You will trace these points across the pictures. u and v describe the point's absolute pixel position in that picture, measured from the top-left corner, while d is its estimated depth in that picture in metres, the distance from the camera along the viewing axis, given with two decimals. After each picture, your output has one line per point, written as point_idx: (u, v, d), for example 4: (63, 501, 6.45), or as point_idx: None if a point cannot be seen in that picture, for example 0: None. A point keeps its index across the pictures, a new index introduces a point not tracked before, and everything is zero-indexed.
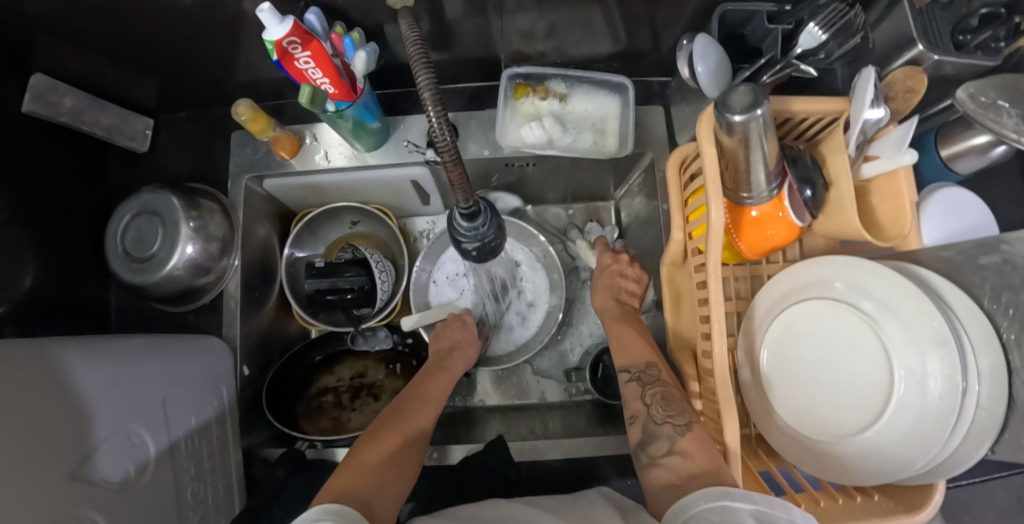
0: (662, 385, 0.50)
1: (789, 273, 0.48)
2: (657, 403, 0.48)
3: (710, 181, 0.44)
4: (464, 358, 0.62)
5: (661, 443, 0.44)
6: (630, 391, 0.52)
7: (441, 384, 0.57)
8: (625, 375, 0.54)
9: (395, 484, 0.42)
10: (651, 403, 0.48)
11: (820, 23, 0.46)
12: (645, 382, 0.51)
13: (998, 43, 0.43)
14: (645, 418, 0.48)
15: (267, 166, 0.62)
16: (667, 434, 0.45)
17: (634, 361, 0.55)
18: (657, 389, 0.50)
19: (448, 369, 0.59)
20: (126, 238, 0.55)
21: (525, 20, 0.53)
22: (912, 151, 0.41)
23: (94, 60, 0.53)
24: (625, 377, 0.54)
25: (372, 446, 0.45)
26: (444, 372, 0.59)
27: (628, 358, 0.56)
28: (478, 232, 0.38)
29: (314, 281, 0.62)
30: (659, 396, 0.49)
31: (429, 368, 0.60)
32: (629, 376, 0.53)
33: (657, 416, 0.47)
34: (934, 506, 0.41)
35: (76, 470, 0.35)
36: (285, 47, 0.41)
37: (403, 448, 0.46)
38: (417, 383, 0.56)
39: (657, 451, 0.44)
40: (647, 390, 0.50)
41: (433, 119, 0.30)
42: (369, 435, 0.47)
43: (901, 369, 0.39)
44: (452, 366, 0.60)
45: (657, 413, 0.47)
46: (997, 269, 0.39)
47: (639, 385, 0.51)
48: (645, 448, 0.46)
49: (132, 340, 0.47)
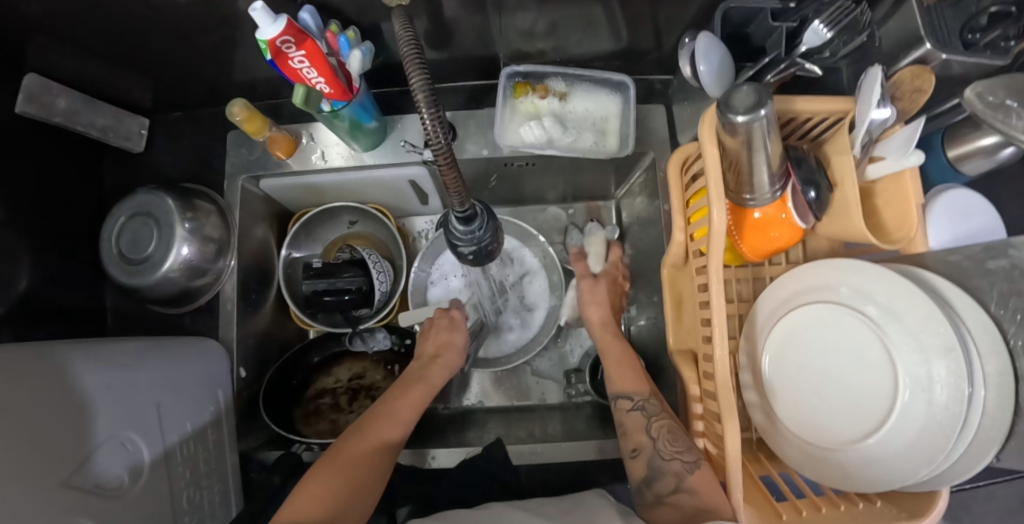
0: (666, 417, 0.51)
1: (793, 276, 0.47)
2: (664, 437, 0.48)
3: (713, 182, 0.43)
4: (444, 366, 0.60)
5: (667, 480, 0.45)
6: (634, 422, 0.52)
7: (415, 398, 0.55)
8: (626, 402, 0.54)
9: (349, 521, 0.40)
10: (658, 436, 0.49)
11: (824, 22, 0.44)
12: (649, 413, 0.51)
13: (1008, 42, 0.42)
14: (651, 453, 0.48)
15: (263, 166, 0.61)
16: (675, 470, 0.45)
17: (637, 389, 0.55)
18: (663, 422, 0.50)
19: (426, 380, 0.57)
20: (120, 240, 0.54)
21: (524, 19, 0.52)
22: (919, 152, 0.40)
23: (87, 60, 0.53)
24: (628, 404, 0.54)
25: (333, 474, 0.43)
26: (420, 385, 0.56)
27: (630, 383, 0.56)
28: (474, 236, 0.37)
29: (312, 282, 0.62)
30: (666, 430, 0.49)
31: (405, 379, 0.57)
32: (632, 404, 0.53)
33: (664, 451, 0.47)
34: (938, 513, 0.40)
35: (70, 478, 0.34)
36: (279, 47, 0.40)
37: (365, 478, 0.44)
38: (393, 395, 0.55)
39: (664, 488, 0.45)
40: (653, 422, 0.50)
41: (427, 119, 0.29)
42: (330, 458, 0.45)
43: (906, 377, 0.39)
44: (430, 376, 0.58)
45: (664, 447, 0.47)
46: (1005, 274, 0.38)
47: (644, 416, 0.52)
48: (650, 485, 0.47)
49: (128, 343, 0.46)
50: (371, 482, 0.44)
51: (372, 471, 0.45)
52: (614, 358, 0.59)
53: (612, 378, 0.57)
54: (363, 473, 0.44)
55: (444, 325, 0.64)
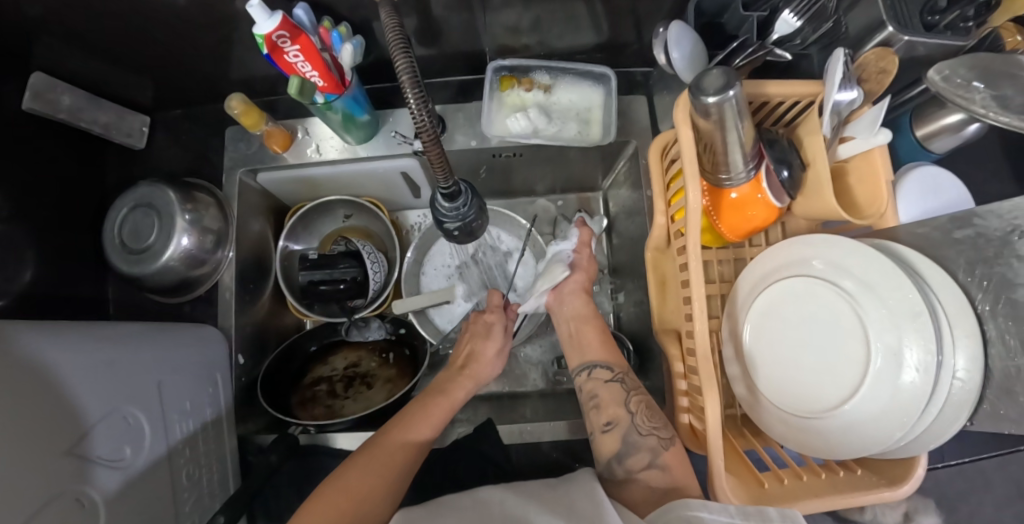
0: (641, 393, 0.50)
1: (770, 253, 0.48)
2: (642, 413, 0.48)
3: (687, 163, 0.44)
4: (469, 382, 0.56)
5: (641, 455, 0.45)
6: (611, 393, 0.50)
7: (436, 418, 0.51)
8: (604, 373, 0.52)
9: None
10: (636, 411, 0.48)
11: (795, 11, 0.46)
12: (627, 387, 0.51)
13: (967, 23, 0.44)
14: (627, 427, 0.47)
15: (261, 160, 0.64)
16: (651, 446, 0.46)
17: (616, 360, 0.53)
18: (640, 397, 0.50)
19: (450, 397, 0.54)
20: (122, 231, 0.57)
21: (509, 15, 0.54)
22: (886, 131, 0.42)
23: (92, 60, 0.56)
24: (606, 375, 0.52)
25: (342, 497, 0.41)
26: (446, 403, 0.53)
27: (608, 354, 0.54)
28: (459, 212, 0.39)
29: (308, 272, 0.64)
30: (644, 406, 0.49)
31: (428, 393, 0.54)
32: (610, 375, 0.52)
33: (642, 427, 0.47)
34: (916, 479, 0.41)
35: (73, 447, 0.36)
36: (275, 41, 0.42)
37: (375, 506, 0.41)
38: (415, 409, 0.51)
39: (636, 464, 0.45)
40: (631, 396, 0.50)
41: (414, 109, 0.31)
42: (341, 477, 0.43)
43: (878, 343, 0.39)
44: (456, 394, 0.54)
45: (642, 423, 0.47)
46: (971, 243, 0.39)
47: (622, 388, 0.50)
48: (622, 460, 0.46)
49: (128, 328, 0.48)
50: (379, 509, 0.42)
51: (382, 497, 0.42)
52: (593, 328, 0.57)
53: (590, 348, 0.55)
54: (373, 498, 0.42)
55: (481, 331, 0.60)
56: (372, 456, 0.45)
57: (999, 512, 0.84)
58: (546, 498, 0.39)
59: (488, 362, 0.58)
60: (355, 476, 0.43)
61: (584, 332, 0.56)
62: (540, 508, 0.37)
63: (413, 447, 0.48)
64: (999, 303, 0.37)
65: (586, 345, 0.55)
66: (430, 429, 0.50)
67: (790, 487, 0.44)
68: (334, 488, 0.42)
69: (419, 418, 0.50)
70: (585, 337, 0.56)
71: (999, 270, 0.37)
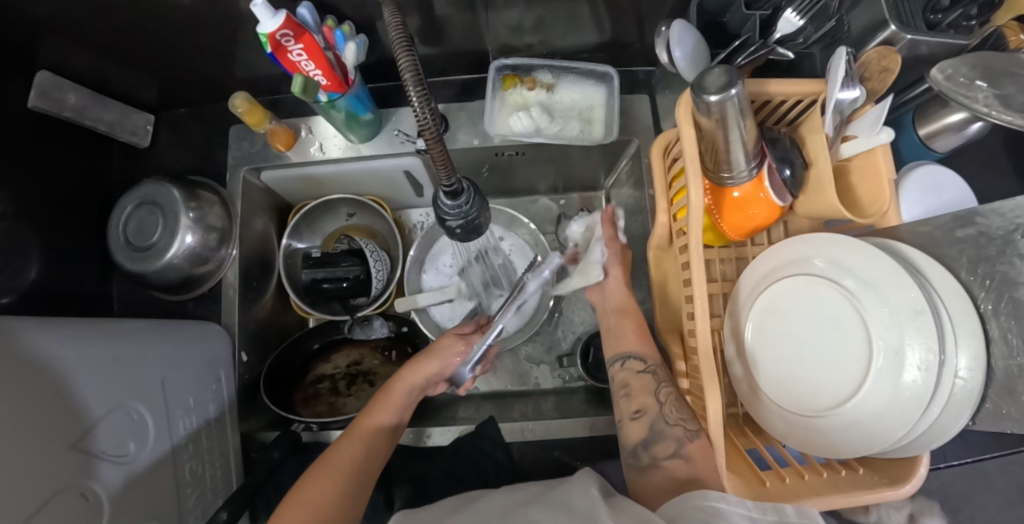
0: (670, 382, 0.51)
1: (772, 252, 0.49)
2: (671, 404, 0.48)
3: (689, 161, 0.44)
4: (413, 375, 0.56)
5: (667, 445, 0.46)
6: (641, 383, 0.51)
7: (385, 413, 0.52)
8: (637, 363, 0.54)
9: None
10: (664, 401, 0.49)
11: (797, 10, 0.46)
12: (658, 377, 0.51)
13: (969, 21, 0.45)
14: (655, 416, 0.49)
15: (264, 159, 0.64)
16: (676, 436, 0.46)
17: (651, 352, 0.54)
18: (671, 389, 0.50)
19: (394, 392, 0.54)
20: (127, 228, 0.57)
21: (512, 14, 0.54)
22: (888, 129, 0.42)
23: (98, 58, 0.56)
24: (639, 366, 0.53)
25: (298, 501, 0.41)
26: (393, 397, 0.54)
27: (643, 345, 0.55)
28: (462, 210, 0.39)
29: (312, 270, 0.65)
30: (673, 397, 0.49)
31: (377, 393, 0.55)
32: (644, 366, 0.53)
33: (669, 417, 0.48)
34: (918, 478, 0.41)
35: (78, 441, 0.37)
36: (279, 39, 0.42)
37: (335, 506, 0.42)
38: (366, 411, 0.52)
39: (661, 451, 0.46)
40: (662, 387, 0.50)
41: (418, 109, 0.30)
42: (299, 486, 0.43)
43: (879, 342, 0.39)
44: (401, 387, 0.55)
45: (669, 413, 0.48)
46: (974, 242, 0.39)
47: (654, 379, 0.51)
48: (647, 447, 0.47)
49: (133, 324, 0.49)
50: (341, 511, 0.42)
51: (342, 498, 0.43)
52: (632, 320, 0.57)
53: (626, 339, 0.56)
54: (331, 499, 0.42)
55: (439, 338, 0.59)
56: (325, 458, 0.46)
57: (1002, 513, 0.83)
58: (550, 497, 0.39)
59: (431, 358, 0.57)
60: (312, 478, 0.44)
61: (620, 323, 0.57)
62: (543, 505, 0.37)
63: (366, 444, 0.49)
64: (1002, 301, 0.37)
65: (621, 336, 0.57)
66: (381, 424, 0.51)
67: (791, 486, 0.44)
68: (291, 496, 0.42)
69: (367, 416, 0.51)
70: (622, 328, 0.57)
71: (1001, 269, 0.37)
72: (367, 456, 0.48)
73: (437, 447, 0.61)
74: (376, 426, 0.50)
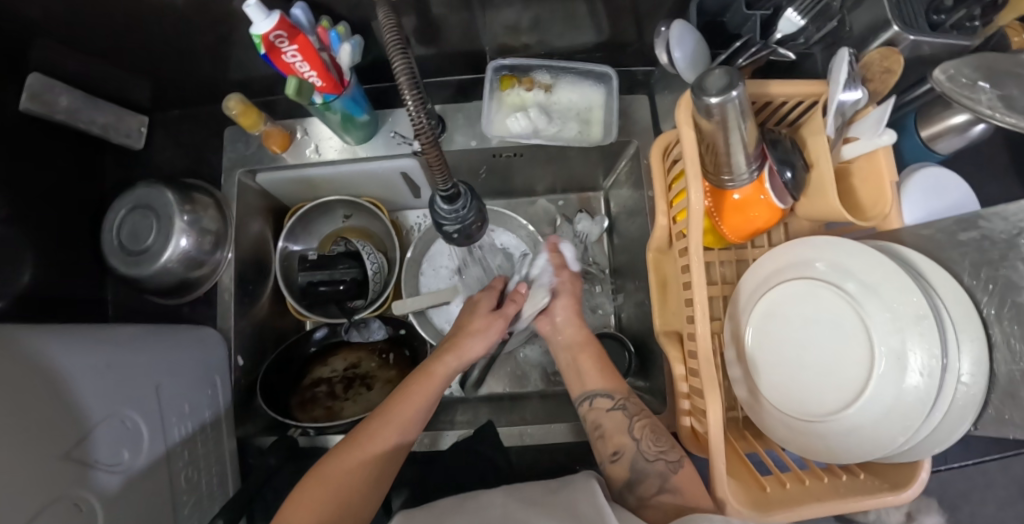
0: (646, 416, 0.51)
1: (772, 255, 0.48)
2: (647, 438, 0.48)
3: (689, 164, 0.44)
4: (453, 357, 0.53)
5: (651, 480, 0.45)
6: (614, 422, 0.50)
7: (420, 401, 0.49)
8: (605, 401, 0.52)
9: None
10: (641, 436, 0.48)
11: (799, 9, 0.46)
12: (630, 413, 0.51)
13: (973, 23, 0.44)
14: (634, 454, 0.47)
15: (260, 161, 0.64)
16: (659, 471, 0.46)
17: (615, 386, 0.53)
18: (645, 421, 0.50)
19: (433, 377, 0.51)
20: (121, 232, 0.57)
21: (510, 14, 0.54)
22: (891, 131, 0.41)
23: (90, 60, 0.55)
24: (607, 404, 0.52)
25: (323, 487, 0.42)
26: (431, 384, 0.51)
27: (605, 381, 0.54)
28: (458, 215, 0.39)
29: (308, 273, 0.64)
30: (648, 430, 0.49)
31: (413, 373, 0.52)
32: (612, 403, 0.52)
33: (648, 452, 0.47)
34: (920, 483, 0.41)
35: (71, 451, 0.36)
36: (273, 41, 0.41)
37: (357, 496, 0.43)
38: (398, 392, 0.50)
39: (647, 490, 0.45)
40: (634, 422, 0.50)
41: (412, 111, 0.29)
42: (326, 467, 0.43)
43: (881, 346, 0.39)
44: (440, 373, 0.52)
45: (648, 448, 0.47)
46: (977, 246, 0.39)
47: (625, 415, 0.51)
48: (634, 488, 0.46)
49: (127, 330, 0.48)
50: (361, 497, 0.43)
51: (364, 490, 0.44)
52: (590, 355, 0.57)
53: (588, 376, 0.55)
54: (352, 488, 0.43)
55: (478, 328, 0.55)
56: (355, 444, 0.45)
57: (1002, 511, 0.83)
58: (552, 502, 0.39)
59: (471, 338, 0.55)
60: (340, 462, 0.44)
61: (580, 358, 0.56)
62: (545, 511, 0.37)
63: (397, 432, 0.47)
64: (1005, 306, 0.37)
65: (584, 373, 0.55)
66: (413, 414, 0.48)
67: (791, 491, 0.44)
68: (315, 478, 0.43)
69: (403, 403, 0.48)
70: (582, 366, 0.56)
71: (1004, 273, 0.37)
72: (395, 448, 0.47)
73: (445, 449, 0.60)
74: (409, 418, 0.48)
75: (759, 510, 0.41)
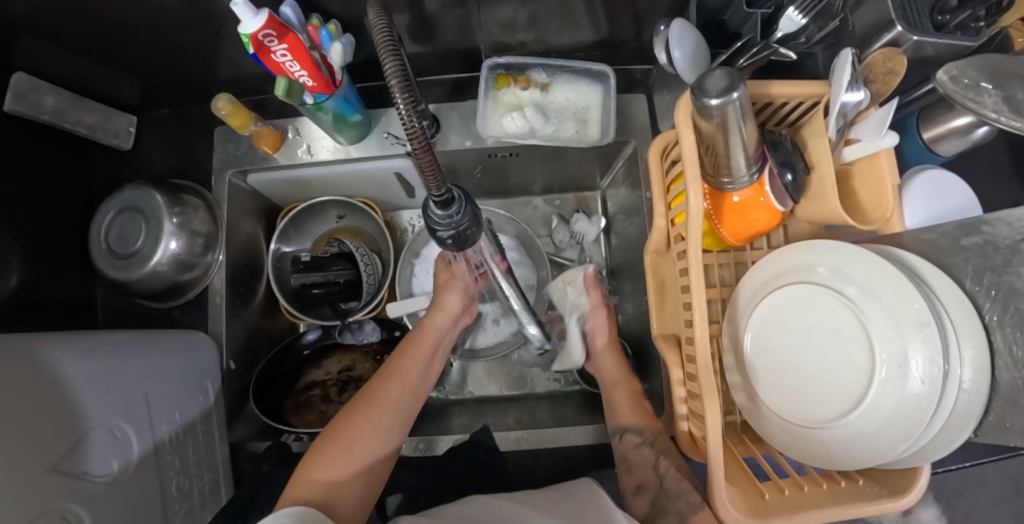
0: (669, 456, 0.51)
1: (771, 259, 0.47)
2: (671, 477, 0.49)
3: (688, 166, 0.43)
4: (443, 313, 0.59)
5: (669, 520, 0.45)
6: (641, 458, 0.52)
7: (419, 355, 0.55)
8: (635, 437, 0.54)
9: (347, 497, 0.43)
10: (664, 474, 0.49)
11: (800, 8, 0.44)
12: (658, 450, 0.52)
13: (978, 23, 0.44)
14: (657, 490, 0.49)
15: (250, 161, 0.63)
16: (679, 509, 0.45)
17: (647, 424, 0.55)
18: (669, 461, 0.50)
19: (428, 332, 0.58)
20: (109, 234, 0.56)
21: (505, 11, 0.52)
22: (893, 133, 0.40)
23: (76, 59, 0.54)
24: (636, 440, 0.54)
25: (333, 444, 0.45)
26: (426, 338, 0.57)
27: (640, 417, 0.56)
28: (453, 220, 0.36)
29: (303, 275, 0.67)
30: (673, 469, 0.49)
31: (408, 337, 0.58)
32: (641, 439, 0.54)
33: (671, 491, 0.47)
34: (919, 489, 0.40)
35: (59, 463, 0.35)
36: (262, 40, 0.40)
37: (371, 448, 0.47)
38: (397, 355, 0.55)
39: None
40: (661, 460, 0.51)
41: (403, 113, 0.22)
42: (335, 428, 0.47)
43: (882, 353, 0.38)
44: (432, 327, 0.58)
45: (670, 486, 0.48)
46: (980, 251, 0.38)
47: (653, 453, 0.52)
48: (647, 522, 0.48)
49: (118, 335, 0.48)
50: (373, 454, 0.47)
51: (374, 443, 0.47)
52: (626, 392, 0.60)
53: (622, 411, 0.57)
54: (365, 442, 0.47)
55: (444, 281, 0.61)
56: (363, 402, 0.50)
57: (997, 508, 0.83)
58: (556, 509, 0.40)
59: (451, 291, 0.60)
60: (351, 419, 0.48)
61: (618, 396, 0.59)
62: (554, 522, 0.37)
63: (402, 387, 0.52)
64: (1008, 312, 0.36)
65: (620, 408, 0.58)
66: (415, 367, 0.54)
67: (791, 498, 0.43)
68: (326, 439, 0.46)
69: (405, 358, 0.54)
70: (619, 401, 0.59)
71: (1007, 279, 0.36)
72: (403, 398, 0.52)
73: (441, 455, 0.59)
74: (410, 374, 0.53)
75: (762, 520, 0.40)
